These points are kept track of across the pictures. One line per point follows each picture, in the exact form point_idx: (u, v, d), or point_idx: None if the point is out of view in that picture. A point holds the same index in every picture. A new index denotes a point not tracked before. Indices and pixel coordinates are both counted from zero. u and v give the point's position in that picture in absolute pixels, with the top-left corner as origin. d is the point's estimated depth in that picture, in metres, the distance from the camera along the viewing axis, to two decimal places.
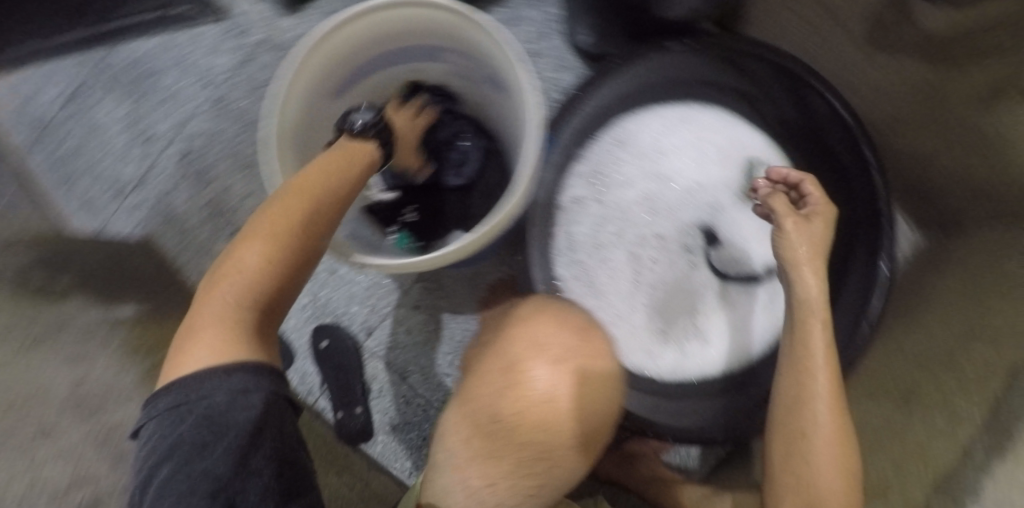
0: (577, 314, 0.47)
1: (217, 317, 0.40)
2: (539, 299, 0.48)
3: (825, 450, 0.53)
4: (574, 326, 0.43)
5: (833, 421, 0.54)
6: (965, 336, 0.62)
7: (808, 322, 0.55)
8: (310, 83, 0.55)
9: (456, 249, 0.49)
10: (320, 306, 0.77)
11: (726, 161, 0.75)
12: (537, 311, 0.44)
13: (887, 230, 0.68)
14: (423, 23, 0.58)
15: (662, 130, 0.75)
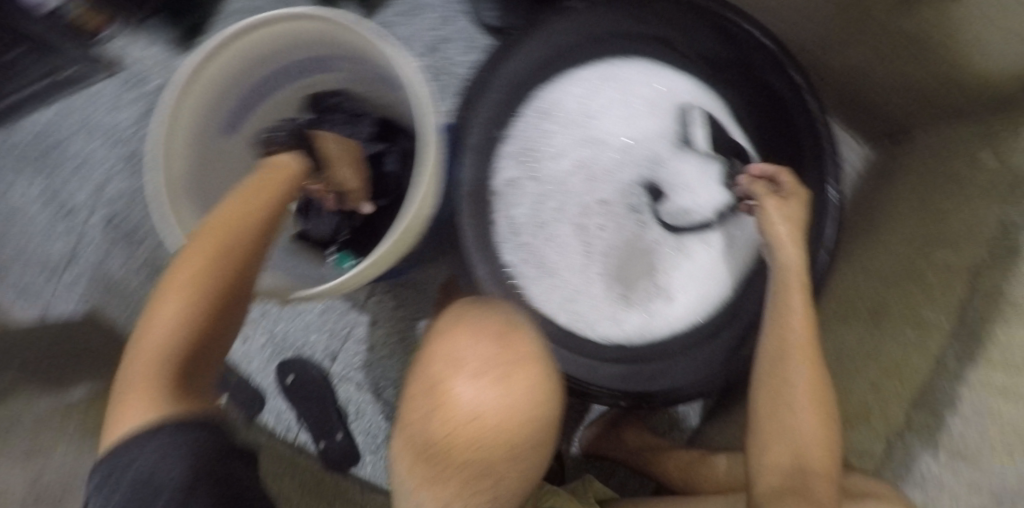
0: (503, 313, 0.44)
1: (145, 375, 0.38)
2: (459, 306, 0.45)
3: (803, 399, 0.51)
4: (495, 330, 0.40)
5: (808, 371, 0.52)
6: (926, 244, 0.61)
7: (789, 290, 0.56)
8: (195, 126, 0.53)
9: (371, 266, 0.47)
10: (279, 342, 0.76)
11: (655, 111, 0.73)
12: (455, 324, 0.42)
13: (829, 152, 0.67)
14: (299, 37, 0.55)
15: (586, 93, 0.72)
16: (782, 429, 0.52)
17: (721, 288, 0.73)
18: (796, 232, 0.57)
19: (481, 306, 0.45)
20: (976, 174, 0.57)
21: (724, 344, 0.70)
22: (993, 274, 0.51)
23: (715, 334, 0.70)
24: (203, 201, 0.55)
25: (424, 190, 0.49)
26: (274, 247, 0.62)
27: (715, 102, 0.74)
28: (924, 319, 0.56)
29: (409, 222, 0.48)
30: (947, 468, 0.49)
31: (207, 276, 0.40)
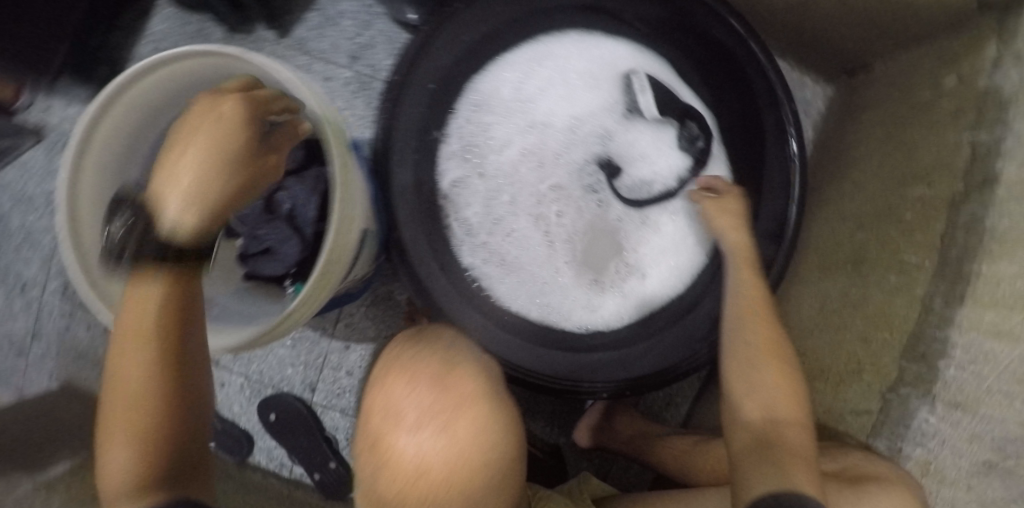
0: (443, 349, 0.42)
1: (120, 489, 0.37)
2: (398, 347, 0.42)
3: (767, 369, 0.50)
4: (432, 372, 0.37)
5: (766, 342, 0.52)
6: (897, 180, 0.57)
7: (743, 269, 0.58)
8: (102, 190, 0.49)
9: (301, 305, 0.45)
10: (256, 382, 0.75)
11: (597, 84, 0.71)
12: (391, 369, 0.39)
13: (785, 97, 0.63)
14: (194, 75, 0.50)
15: (521, 77, 0.71)
16: (757, 391, 0.49)
17: (694, 255, 0.70)
18: (740, 228, 0.60)
19: (421, 344, 0.42)
20: (939, 99, 0.54)
21: (704, 316, 0.66)
22: (969, 203, 0.47)
23: (693, 307, 0.67)
24: None
25: (343, 215, 0.46)
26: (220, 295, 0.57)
27: (658, 63, 0.70)
28: (907, 262, 0.52)
29: (329, 253, 0.44)
30: (947, 420, 0.45)
31: (144, 390, 0.39)
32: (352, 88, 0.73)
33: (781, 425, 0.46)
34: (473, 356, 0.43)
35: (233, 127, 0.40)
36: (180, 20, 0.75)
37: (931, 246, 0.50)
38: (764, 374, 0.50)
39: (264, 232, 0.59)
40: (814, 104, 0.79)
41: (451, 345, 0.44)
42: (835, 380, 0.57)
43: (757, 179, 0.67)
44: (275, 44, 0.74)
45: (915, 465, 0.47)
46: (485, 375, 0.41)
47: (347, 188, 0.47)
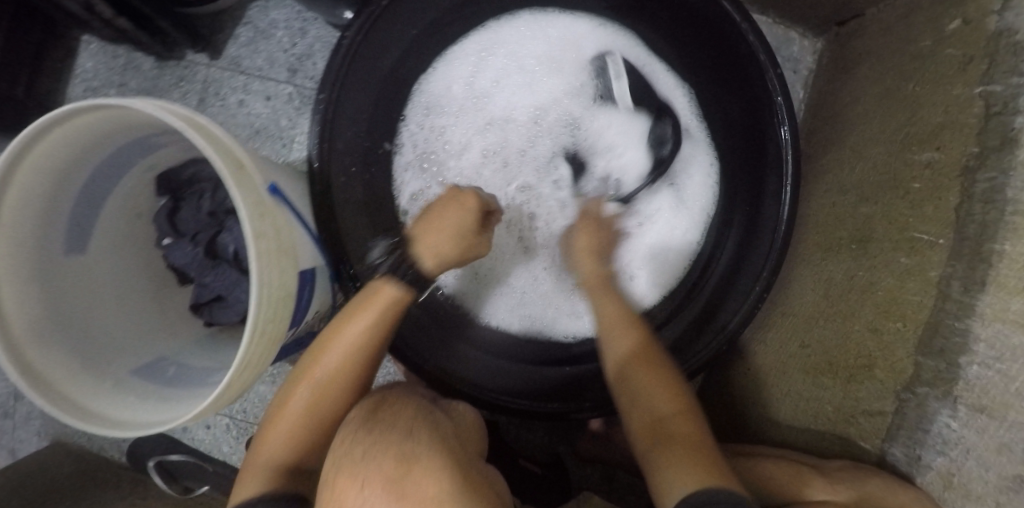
0: (402, 429, 0.36)
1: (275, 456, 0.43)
2: (354, 432, 0.36)
3: (644, 373, 0.48)
4: (385, 476, 0.31)
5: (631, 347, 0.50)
6: (898, 145, 0.51)
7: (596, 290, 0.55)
8: (30, 272, 0.44)
9: (242, 372, 0.42)
10: (243, 421, 0.75)
11: (557, 68, 0.67)
12: (342, 468, 0.33)
13: (771, 65, 0.52)
14: (98, 135, 0.44)
15: (473, 71, 0.67)
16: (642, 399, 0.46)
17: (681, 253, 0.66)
18: (597, 258, 0.57)
19: (379, 427, 0.36)
20: (943, 47, 0.47)
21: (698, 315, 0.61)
22: (986, 168, 0.40)
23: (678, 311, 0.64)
24: (71, 347, 0.46)
25: (277, 266, 0.43)
26: (182, 350, 0.55)
27: (612, 41, 0.67)
28: (919, 241, 0.46)
29: (264, 313, 0.41)
30: (970, 427, 0.39)
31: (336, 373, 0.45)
32: (295, 105, 0.73)
33: (669, 424, 0.44)
34: (435, 430, 0.37)
35: (466, 218, 0.50)
36: (109, 54, 0.75)
37: (943, 221, 0.44)
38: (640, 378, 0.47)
39: (211, 280, 0.56)
40: (802, 62, 0.72)
41: (413, 418, 0.38)
42: (845, 377, 0.51)
43: (748, 151, 0.60)
44: (207, 67, 0.74)
45: (937, 477, 0.42)
46: (451, 456, 0.35)
47: (278, 239, 0.44)
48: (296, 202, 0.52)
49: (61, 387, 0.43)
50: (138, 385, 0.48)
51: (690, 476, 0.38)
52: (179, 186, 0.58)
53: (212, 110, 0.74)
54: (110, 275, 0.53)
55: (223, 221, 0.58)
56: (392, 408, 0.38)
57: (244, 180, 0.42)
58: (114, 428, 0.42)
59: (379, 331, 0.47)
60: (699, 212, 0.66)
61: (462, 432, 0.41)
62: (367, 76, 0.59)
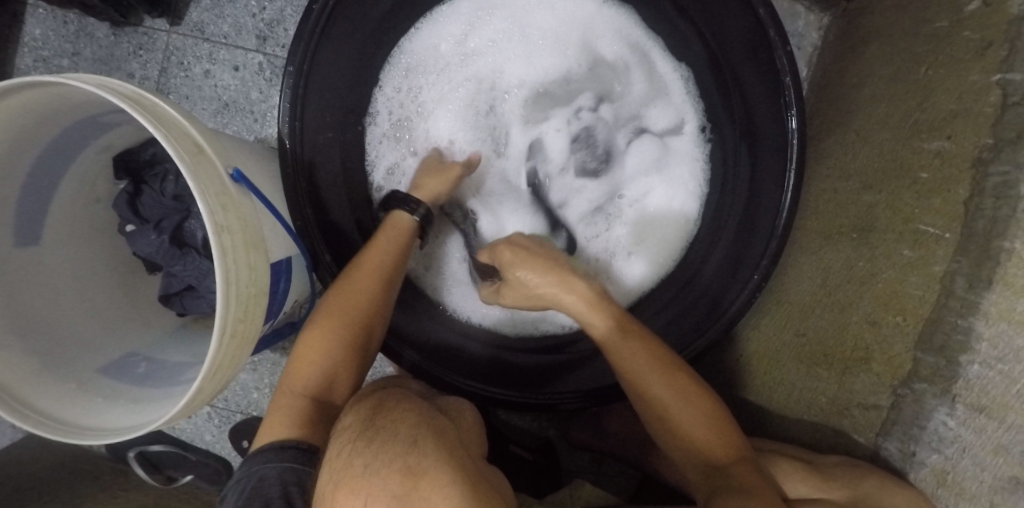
0: (406, 438, 0.31)
1: (294, 407, 0.42)
2: (351, 445, 0.32)
3: (683, 413, 0.45)
4: (391, 493, 0.26)
5: (663, 383, 0.46)
6: (903, 133, 0.49)
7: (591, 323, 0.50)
8: None
9: (213, 375, 0.39)
10: (223, 410, 0.72)
11: (562, 42, 0.66)
12: (341, 485, 0.29)
13: (776, 38, 0.50)
14: (36, 114, 0.39)
15: (465, 29, 0.65)
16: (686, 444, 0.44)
17: (664, 254, 0.66)
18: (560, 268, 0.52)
19: (380, 437, 0.31)
20: (959, 27, 0.44)
21: (695, 305, 0.60)
22: (999, 162, 0.38)
23: (665, 302, 0.64)
24: (30, 347, 0.43)
25: (245, 262, 0.39)
26: (153, 345, 0.52)
27: (608, 16, 0.65)
28: (922, 234, 0.44)
29: (232, 314, 0.38)
30: (968, 426, 0.39)
31: (355, 304, 0.48)
32: (266, 75, 0.68)
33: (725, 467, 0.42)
34: (443, 437, 0.32)
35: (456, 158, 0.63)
36: (58, 20, 0.68)
37: (950, 214, 0.42)
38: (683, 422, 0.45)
39: (180, 269, 0.53)
40: (807, 38, 0.69)
41: (417, 424, 0.33)
42: (840, 369, 0.51)
43: (747, 131, 0.58)
44: (168, 33, 0.68)
45: (930, 473, 0.42)
46: (463, 463, 0.30)
47: (245, 231, 0.40)
48: (262, 186, 0.48)
49: (22, 392, 0.40)
50: (105, 385, 0.45)
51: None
52: (139, 169, 0.53)
53: (175, 80, 0.68)
54: (66, 267, 0.49)
55: (190, 205, 0.53)
56: (394, 416, 0.34)
57: (203, 164, 0.38)
58: (78, 435, 0.39)
59: (392, 260, 0.51)
60: (681, 211, 0.66)
61: (467, 439, 0.37)
62: (341, 47, 0.54)
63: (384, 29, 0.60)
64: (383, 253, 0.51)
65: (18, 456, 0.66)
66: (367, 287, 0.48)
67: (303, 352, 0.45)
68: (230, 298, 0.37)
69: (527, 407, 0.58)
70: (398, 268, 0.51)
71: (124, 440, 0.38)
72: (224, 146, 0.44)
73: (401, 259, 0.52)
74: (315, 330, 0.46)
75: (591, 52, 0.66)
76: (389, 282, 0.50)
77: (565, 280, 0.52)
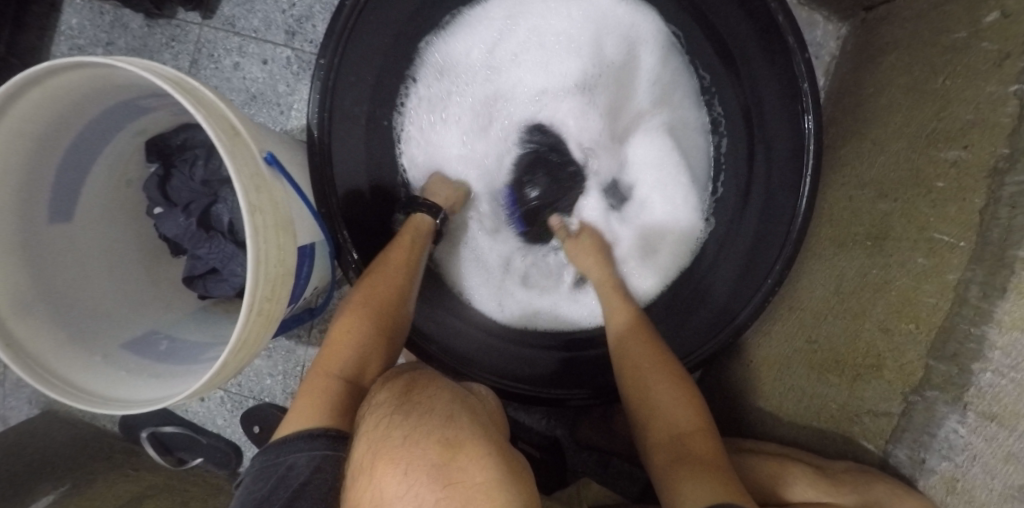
0: (442, 413, 0.32)
1: (326, 391, 0.42)
2: (389, 418, 0.33)
3: (659, 381, 0.48)
4: (430, 463, 0.28)
5: (648, 352, 0.51)
6: (920, 142, 0.49)
7: (611, 303, 0.58)
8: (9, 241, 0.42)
9: (239, 351, 0.40)
10: (237, 396, 0.74)
11: (577, 50, 0.65)
12: (379, 456, 0.30)
13: (796, 50, 0.52)
14: (78, 95, 0.41)
15: (493, 39, 0.65)
16: (652, 416, 0.46)
17: (666, 271, 0.66)
18: (604, 264, 0.62)
19: (417, 411, 0.32)
20: (979, 39, 0.45)
21: (698, 326, 0.61)
22: (1014, 172, 0.38)
23: (661, 318, 0.64)
24: (58, 319, 0.44)
25: (275, 242, 0.41)
26: (177, 326, 0.54)
27: (623, 9, 0.64)
28: (937, 242, 0.44)
29: (260, 291, 0.39)
30: (978, 434, 0.39)
31: (381, 299, 0.50)
32: (293, 69, 0.70)
33: (686, 439, 0.43)
34: (475, 415, 0.33)
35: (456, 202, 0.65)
36: (95, 11, 0.71)
37: (966, 222, 0.42)
38: (641, 380, 0.49)
39: (205, 252, 0.54)
40: (825, 47, 0.70)
41: (452, 401, 0.34)
42: (851, 375, 0.51)
43: (764, 137, 0.59)
44: (200, 27, 0.71)
45: (939, 481, 0.42)
46: (496, 440, 0.31)
47: (275, 213, 0.42)
48: (291, 172, 0.49)
49: (51, 361, 0.42)
50: (128, 360, 0.46)
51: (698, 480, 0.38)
52: (170, 153, 0.55)
53: (205, 71, 0.71)
54: (93, 246, 0.50)
55: (218, 190, 0.55)
56: (428, 392, 0.35)
57: (239, 147, 0.40)
58: (102, 405, 0.40)
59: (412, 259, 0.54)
60: (681, 222, 0.66)
61: (496, 416, 0.39)
62: (369, 43, 0.56)
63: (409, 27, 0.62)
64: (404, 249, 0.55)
65: (35, 431, 0.67)
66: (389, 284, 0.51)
67: (334, 344, 0.46)
68: (259, 275, 0.38)
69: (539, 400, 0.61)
70: (416, 267, 0.55)
71: (150, 409, 0.39)
72: (258, 132, 0.46)
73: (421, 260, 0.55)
74: (345, 319, 0.48)
75: (604, 60, 0.65)
76: (413, 275, 0.54)
77: (600, 265, 0.62)
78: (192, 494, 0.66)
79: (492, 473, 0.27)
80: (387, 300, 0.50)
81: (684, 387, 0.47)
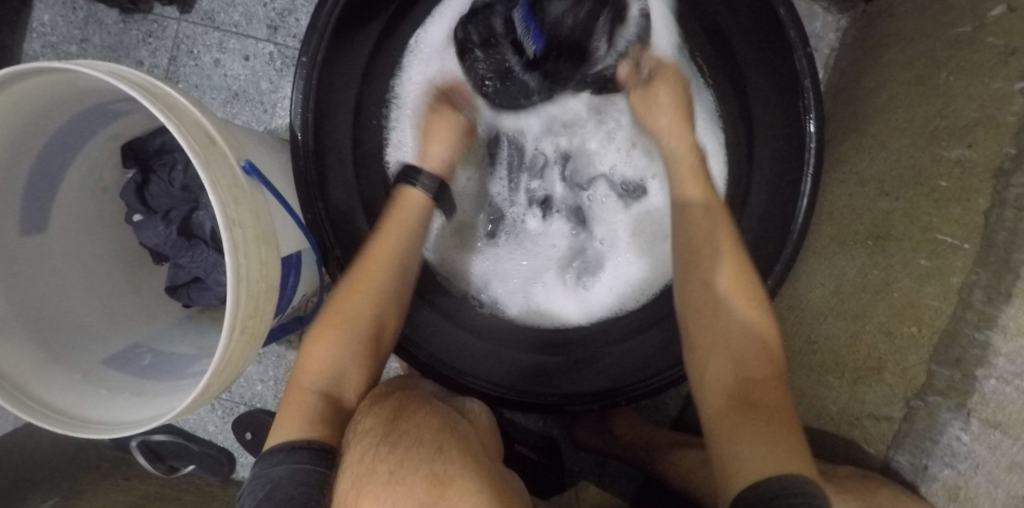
0: (431, 445, 0.31)
1: (300, 404, 0.42)
2: (374, 450, 0.32)
3: (732, 313, 0.44)
4: (418, 500, 0.27)
5: (732, 267, 0.45)
6: (923, 139, 0.48)
7: (684, 180, 0.53)
8: None
9: (222, 372, 0.38)
10: (228, 402, 0.72)
11: None
12: (362, 493, 0.29)
13: (801, 47, 0.49)
14: (42, 103, 0.39)
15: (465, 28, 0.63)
16: (719, 344, 0.43)
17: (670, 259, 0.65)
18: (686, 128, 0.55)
19: (404, 441, 0.32)
20: (984, 33, 0.43)
21: None
22: (1020, 173, 0.37)
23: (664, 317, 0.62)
24: (32, 335, 0.42)
25: (256, 255, 0.39)
26: (162, 338, 0.52)
27: None
28: (940, 244, 0.43)
29: (242, 309, 0.37)
30: (982, 442, 0.38)
31: (364, 298, 0.48)
32: (276, 66, 0.67)
33: (755, 389, 0.40)
34: (468, 445, 0.33)
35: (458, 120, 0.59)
36: (67, 7, 0.68)
37: (971, 223, 0.41)
38: (706, 279, 0.46)
39: (188, 261, 0.52)
40: (825, 39, 0.68)
41: (440, 430, 0.33)
42: (851, 378, 0.50)
43: (768, 131, 0.58)
44: (178, 21, 0.68)
45: (942, 489, 0.41)
46: (486, 474, 0.31)
47: (256, 225, 0.40)
48: (272, 179, 0.47)
49: (29, 381, 0.40)
50: (110, 377, 0.45)
51: (760, 451, 0.35)
52: (147, 157, 0.53)
53: (185, 68, 0.68)
54: (70, 256, 0.48)
55: (198, 196, 0.53)
56: (418, 419, 0.35)
57: (215, 156, 0.38)
58: (82, 427, 0.39)
59: (404, 244, 0.52)
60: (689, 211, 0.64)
61: (485, 441, 0.38)
62: (352, 37, 0.54)
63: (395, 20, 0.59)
64: (393, 234, 0.52)
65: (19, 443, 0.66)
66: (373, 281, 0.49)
67: (311, 352, 0.46)
68: (239, 295, 0.36)
69: (527, 405, 0.58)
70: (409, 256, 0.53)
71: (131, 435, 0.37)
72: (236, 137, 0.44)
73: (416, 246, 0.53)
74: (321, 334, 0.46)
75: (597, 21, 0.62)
76: (405, 266, 0.52)
77: (679, 132, 0.55)
78: (185, 501, 0.66)
79: None
80: (366, 305, 0.48)
81: (762, 322, 0.43)
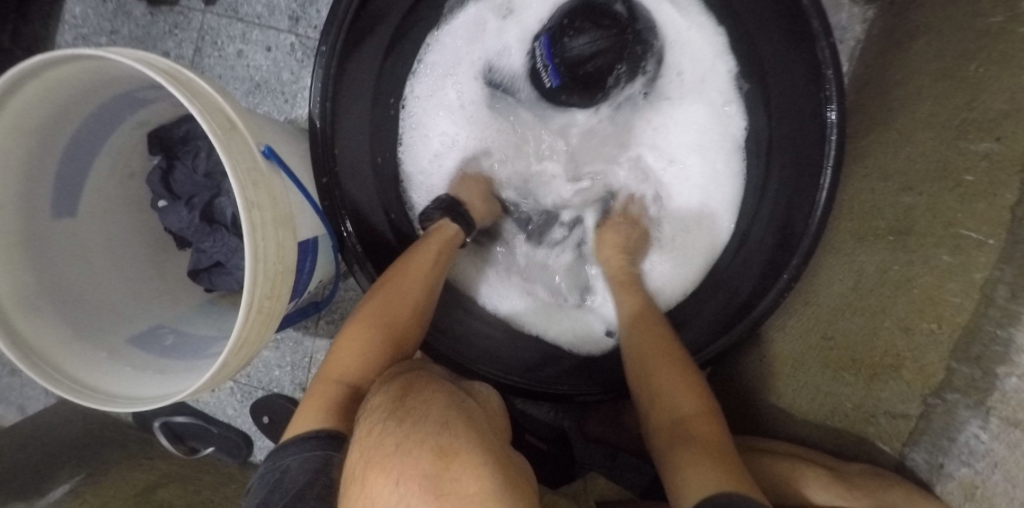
0: (437, 420, 0.32)
1: (325, 397, 0.42)
2: (382, 425, 0.32)
3: (661, 370, 0.47)
4: (423, 473, 0.28)
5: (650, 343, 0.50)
6: (949, 132, 0.47)
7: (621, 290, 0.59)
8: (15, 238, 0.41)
9: (239, 348, 0.40)
10: (247, 386, 0.74)
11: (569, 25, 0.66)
12: (372, 464, 0.30)
13: (822, 37, 0.48)
14: (72, 90, 0.40)
15: (479, 28, 0.65)
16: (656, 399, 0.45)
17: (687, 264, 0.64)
18: (622, 256, 0.61)
19: (410, 416, 0.32)
20: (1016, 23, 0.42)
21: (716, 317, 0.60)
22: None
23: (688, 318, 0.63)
24: (62, 315, 0.44)
25: (274, 238, 0.40)
26: (185, 320, 0.54)
27: None
28: (964, 239, 0.42)
29: (259, 290, 0.38)
30: (1001, 441, 0.38)
31: (396, 305, 0.50)
32: (297, 56, 0.68)
33: (694, 428, 0.41)
34: (474, 421, 0.33)
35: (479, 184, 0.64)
36: None
37: (997, 217, 0.40)
38: (641, 344, 0.51)
39: (210, 245, 0.54)
40: (850, 31, 0.66)
41: (448, 406, 0.34)
42: (867, 373, 0.49)
43: (789, 125, 0.57)
44: (203, 13, 0.69)
45: (958, 487, 0.42)
46: (490, 447, 0.31)
47: (274, 208, 0.41)
48: (291, 165, 0.48)
49: (57, 358, 0.42)
50: (135, 355, 0.47)
51: (699, 477, 0.36)
52: (172, 145, 0.55)
53: (209, 59, 0.69)
54: (98, 239, 0.50)
55: (220, 183, 0.54)
56: (426, 396, 0.35)
57: (236, 141, 0.39)
58: (107, 401, 0.40)
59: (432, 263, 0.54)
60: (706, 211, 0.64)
61: (492, 419, 0.38)
62: (373, 28, 0.55)
63: (414, 11, 0.60)
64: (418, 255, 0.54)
65: (48, 419, 0.68)
66: (401, 293, 0.50)
67: (339, 349, 0.46)
68: (255, 277, 0.37)
69: (539, 395, 0.60)
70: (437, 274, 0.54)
71: (154, 408, 0.39)
72: (256, 124, 0.45)
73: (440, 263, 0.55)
74: (350, 329, 0.48)
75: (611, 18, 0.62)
76: (432, 281, 0.53)
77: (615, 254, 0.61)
78: (204, 481, 0.68)
79: (483, 489, 0.27)
80: (396, 315, 0.49)
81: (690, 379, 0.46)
